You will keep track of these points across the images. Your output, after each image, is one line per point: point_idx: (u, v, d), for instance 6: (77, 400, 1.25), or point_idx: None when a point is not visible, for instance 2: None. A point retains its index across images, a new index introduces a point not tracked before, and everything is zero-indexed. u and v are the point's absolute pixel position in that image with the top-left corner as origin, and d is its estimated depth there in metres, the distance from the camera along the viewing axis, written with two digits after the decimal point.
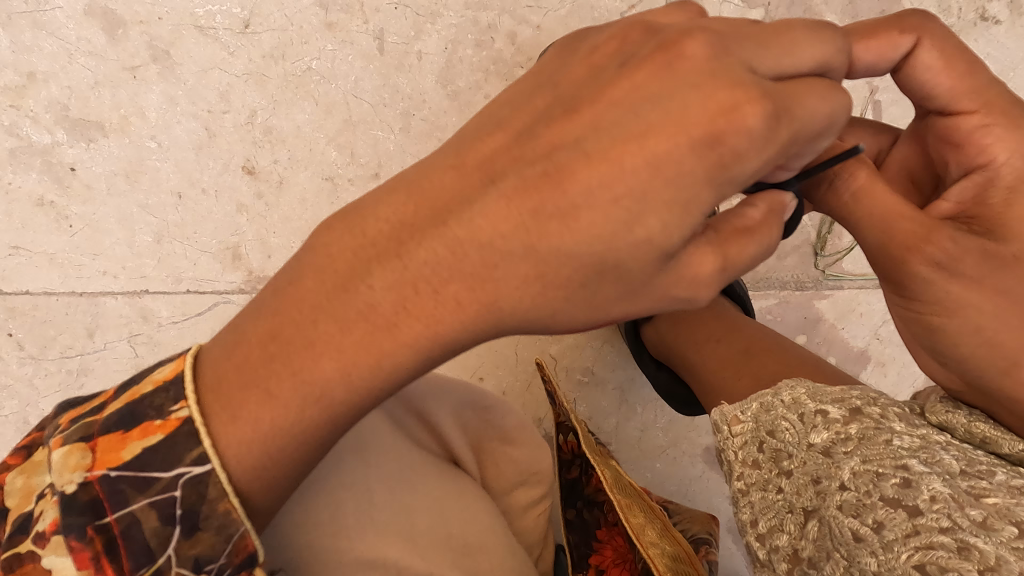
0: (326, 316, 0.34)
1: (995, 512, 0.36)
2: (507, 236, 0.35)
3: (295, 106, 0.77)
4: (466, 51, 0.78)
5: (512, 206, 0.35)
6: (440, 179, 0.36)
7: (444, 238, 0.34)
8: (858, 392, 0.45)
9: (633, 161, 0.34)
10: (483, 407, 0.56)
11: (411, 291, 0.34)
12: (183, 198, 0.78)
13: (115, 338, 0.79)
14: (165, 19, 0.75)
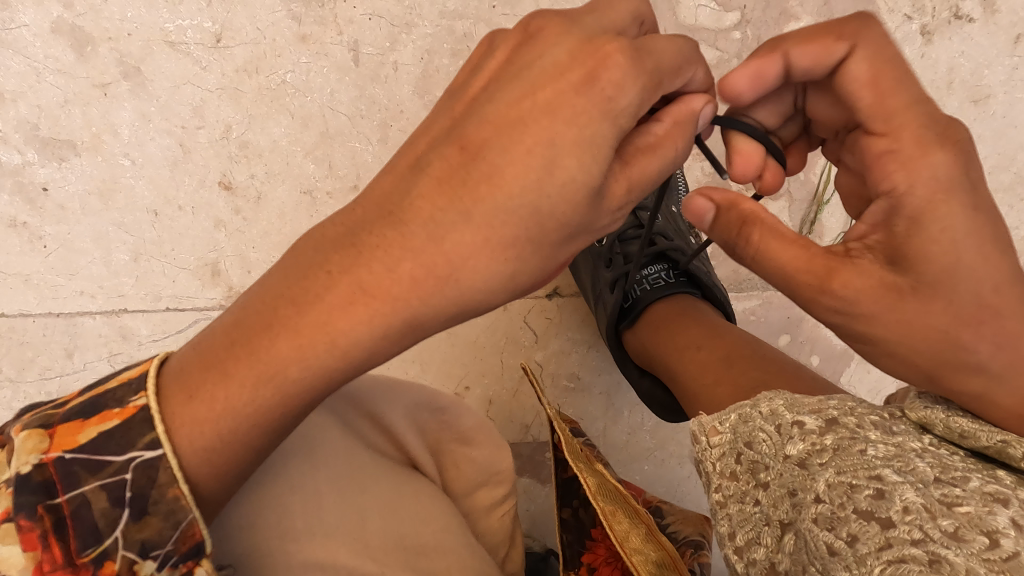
0: (284, 300, 0.33)
1: (971, 520, 0.33)
2: (444, 210, 0.35)
3: (271, 119, 0.77)
4: (442, 60, 0.77)
5: (442, 185, 0.35)
6: (380, 182, 0.37)
7: (393, 227, 0.34)
8: (840, 400, 0.42)
9: (535, 121, 0.35)
10: (438, 408, 0.53)
11: (362, 274, 0.33)
12: (159, 215, 0.77)
13: (95, 358, 0.77)
14: (134, 35, 0.74)
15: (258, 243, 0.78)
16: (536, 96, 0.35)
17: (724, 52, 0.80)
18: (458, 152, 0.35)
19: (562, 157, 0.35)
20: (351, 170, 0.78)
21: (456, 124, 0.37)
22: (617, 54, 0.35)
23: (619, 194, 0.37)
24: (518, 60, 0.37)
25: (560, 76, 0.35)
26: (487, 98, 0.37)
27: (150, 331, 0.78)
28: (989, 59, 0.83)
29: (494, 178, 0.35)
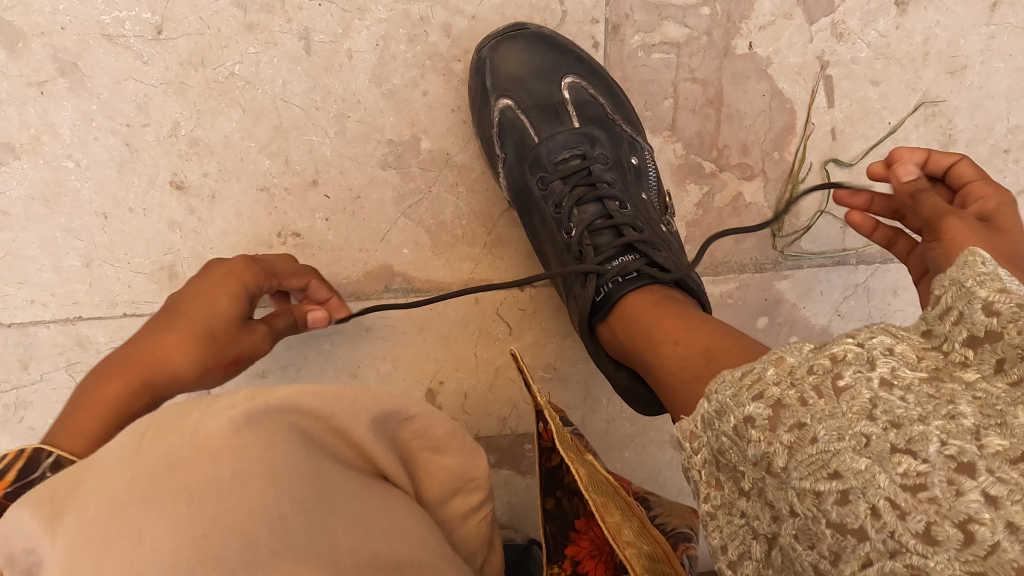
0: (87, 409, 0.48)
1: (941, 509, 0.30)
2: (129, 381, 0.50)
3: (221, 114, 0.73)
4: (398, 47, 0.74)
5: (123, 374, 0.51)
6: (163, 344, 0.53)
7: (165, 365, 0.53)
8: (782, 358, 0.38)
9: (221, 302, 0.57)
10: (406, 417, 0.46)
11: (148, 391, 0.51)
12: (109, 218, 0.74)
13: (52, 368, 0.77)
14: (69, 29, 0.70)
15: (215, 244, 0.75)
16: (190, 295, 0.57)
17: (693, 29, 0.77)
18: (120, 358, 0.52)
19: (195, 304, 0.56)
20: (309, 164, 0.75)
21: (161, 315, 0.57)
22: (255, 269, 0.60)
23: (260, 342, 0.59)
24: (197, 279, 0.59)
25: (239, 275, 0.59)
26: (184, 304, 0.56)
27: (107, 338, 0.77)
28: (965, 28, 0.80)
29: (218, 332, 0.55)
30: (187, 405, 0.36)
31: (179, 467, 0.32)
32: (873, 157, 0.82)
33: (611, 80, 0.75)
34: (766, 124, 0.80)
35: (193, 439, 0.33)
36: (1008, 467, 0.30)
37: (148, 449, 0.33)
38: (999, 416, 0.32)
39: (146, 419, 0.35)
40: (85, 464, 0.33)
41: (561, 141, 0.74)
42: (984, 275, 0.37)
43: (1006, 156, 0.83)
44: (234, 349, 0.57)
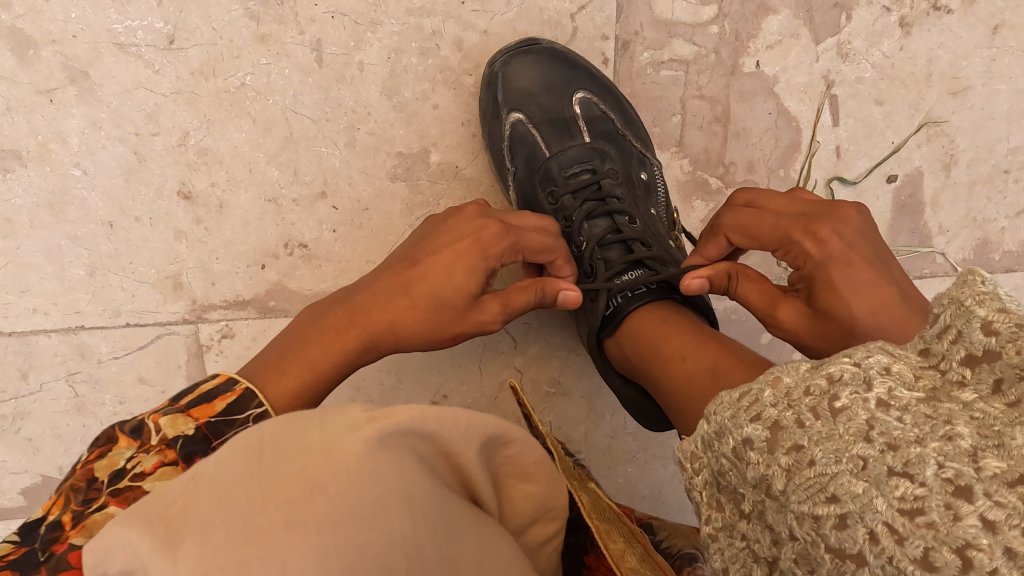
0: (310, 348, 0.53)
1: (938, 534, 0.29)
2: (350, 335, 0.55)
3: (231, 124, 0.73)
4: (410, 60, 0.74)
5: (353, 325, 0.55)
6: (375, 297, 0.57)
7: (373, 321, 0.56)
8: (777, 378, 0.37)
9: (436, 273, 0.57)
10: (505, 441, 0.41)
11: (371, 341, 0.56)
12: (115, 227, 0.74)
13: (53, 378, 0.76)
14: (80, 37, 0.70)
15: (222, 254, 0.75)
16: (419, 264, 0.58)
17: (702, 47, 0.78)
18: (354, 313, 0.56)
19: (436, 268, 0.57)
20: (318, 176, 0.75)
21: (393, 279, 0.58)
22: (500, 241, 0.58)
23: (493, 309, 0.59)
24: (423, 251, 0.59)
25: (475, 248, 0.57)
26: (410, 278, 0.57)
27: (110, 348, 0.76)
28: (967, 51, 0.81)
29: (433, 304, 0.57)
30: (301, 420, 0.33)
31: (317, 492, 0.29)
32: (877, 176, 0.83)
33: (621, 97, 0.76)
34: (773, 141, 0.81)
35: (324, 460, 0.30)
36: (1006, 490, 0.28)
37: (275, 472, 0.29)
38: (998, 436, 0.30)
39: (261, 433, 0.32)
40: (196, 481, 0.30)
41: (572, 155, 0.73)
42: (986, 292, 0.34)
43: (1006, 176, 0.84)
44: (460, 327, 0.59)
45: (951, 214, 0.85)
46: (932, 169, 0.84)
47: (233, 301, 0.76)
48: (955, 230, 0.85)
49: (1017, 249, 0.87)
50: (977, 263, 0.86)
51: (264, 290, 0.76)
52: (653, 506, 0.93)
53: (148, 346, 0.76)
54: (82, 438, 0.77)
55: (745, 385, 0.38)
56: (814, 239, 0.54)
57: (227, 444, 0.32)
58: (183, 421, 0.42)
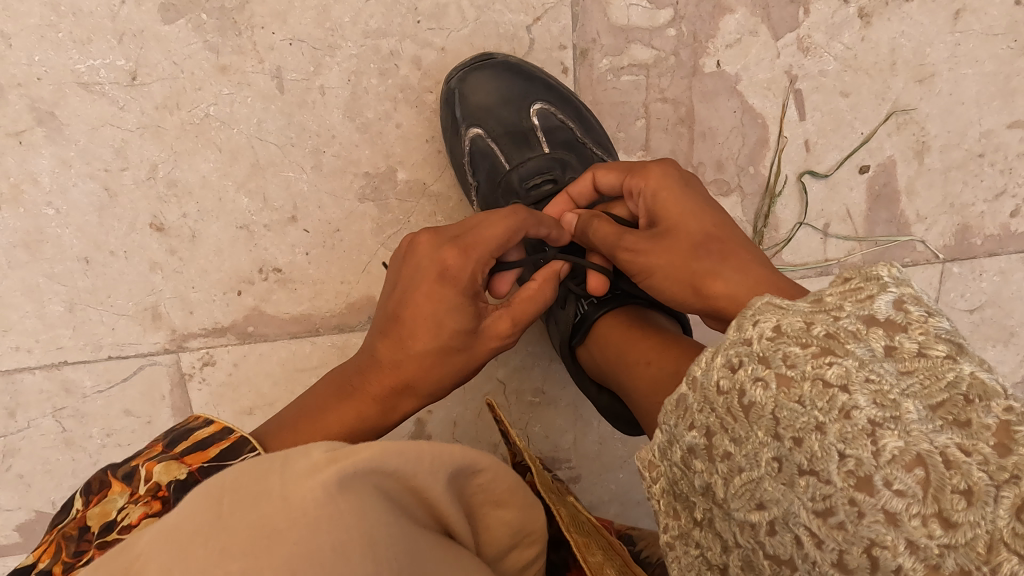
0: (317, 428, 0.50)
1: (848, 536, 0.29)
2: (364, 408, 0.53)
3: (198, 155, 0.74)
4: (370, 81, 0.75)
5: (365, 398, 0.53)
6: (380, 363, 0.55)
7: (384, 382, 0.54)
8: (694, 377, 0.37)
9: (438, 312, 0.55)
10: (473, 471, 0.41)
11: (382, 405, 0.54)
12: (91, 262, 0.75)
13: (39, 414, 0.77)
14: (45, 79, 0.71)
15: (197, 283, 0.76)
16: (411, 309, 0.55)
17: (661, 50, 0.78)
18: (362, 385, 0.54)
19: (428, 309, 0.54)
20: (287, 201, 0.76)
21: (394, 336, 0.55)
22: (474, 261, 0.55)
23: (503, 328, 0.58)
24: (411, 297, 0.55)
25: (458, 279, 0.55)
26: (409, 328, 0.55)
27: (94, 382, 0.77)
28: (929, 37, 0.81)
29: (440, 346, 0.55)
30: (262, 467, 0.34)
31: (276, 538, 0.29)
32: (849, 167, 0.83)
33: (580, 106, 0.76)
34: (739, 140, 0.81)
35: (284, 506, 0.31)
36: (904, 474, 0.28)
37: (236, 520, 0.30)
38: (894, 407, 0.30)
39: (224, 483, 0.32)
40: (158, 535, 0.30)
41: (532, 166, 0.73)
42: (896, 279, 0.36)
43: (981, 160, 0.84)
44: (466, 352, 0.56)
45: (927, 202, 0.84)
46: (904, 157, 0.83)
47: (212, 328, 0.77)
48: (933, 217, 0.84)
49: (999, 232, 0.86)
50: (959, 249, 0.86)
51: (241, 316, 0.77)
52: (647, 511, 0.92)
53: (131, 378, 0.77)
54: (71, 472, 0.78)
55: (678, 389, 0.38)
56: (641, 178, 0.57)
57: (190, 497, 0.32)
58: (175, 468, 0.43)
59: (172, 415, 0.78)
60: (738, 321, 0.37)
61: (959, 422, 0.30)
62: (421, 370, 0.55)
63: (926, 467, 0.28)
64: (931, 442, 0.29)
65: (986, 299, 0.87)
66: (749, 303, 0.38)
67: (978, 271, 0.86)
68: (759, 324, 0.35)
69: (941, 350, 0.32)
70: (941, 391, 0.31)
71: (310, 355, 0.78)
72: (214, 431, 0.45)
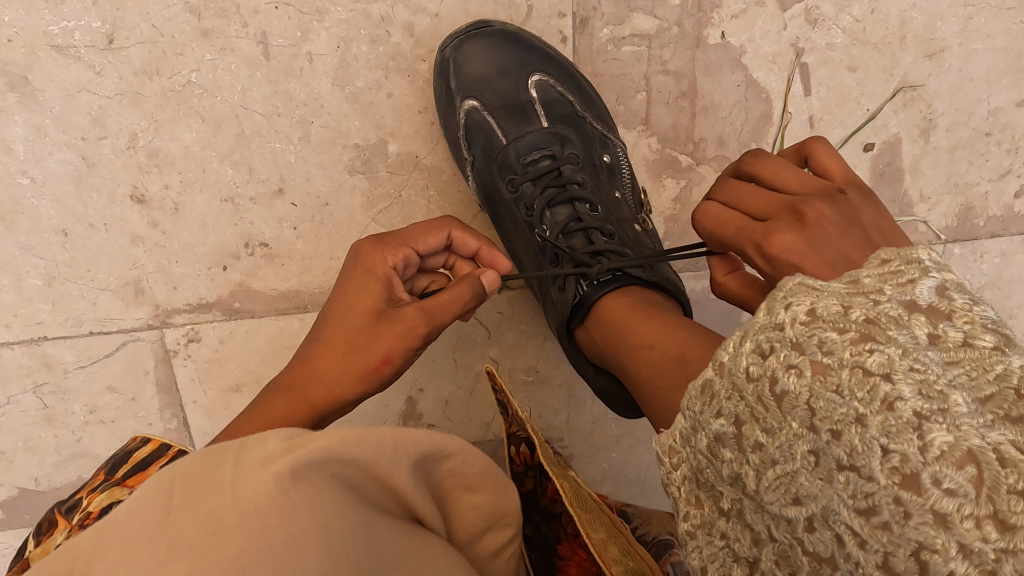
0: (257, 420, 0.48)
1: (894, 537, 0.28)
2: (289, 401, 0.50)
3: (180, 124, 0.71)
4: (360, 48, 0.72)
5: (292, 396, 0.51)
6: (309, 367, 0.53)
7: (309, 383, 0.52)
8: (721, 362, 0.35)
9: (350, 312, 0.54)
10: (443, 455, 0.39)
11: (306, 398, 0.51)
12: (69, 235, 0.72)
13: (19, 391, 0.75)
14: (16, 41, 0.68)
15: (181, 257, 0.74)
16: (333, 311, 0.55)
17: (664, 20, 0.76)
18: (291, 385, 0.52)
19: (345, 310, 0.55)
20: (274, 173, 0.73)
21: (321, 342, 0.54)
22: (386, 259, 0.56)
23: (416, 325, 0.53)
24: (335, 300, 0.56)
25: (371, 274, 0.55)
26: (333, 332, 0.54)
27: (75, 358, 0.75)
28: (940, 11, 0.78)
29: (359, 344, 0.53)
30: (215, 457, 0.32)
31: (224, 535, 0.28)
32: (853, 145, 0.81)
33: (579, 77, 0.73)
34: (742, 115, 0.79)
35: (232, 500, 0.29)
36: (955, 473, 0.28)
37: (182, 515, 0.28)
38: (941, 399, 0.29)
39: (173, 476, 0.30)
40: (103, 528, 0.28)
41: (529, 141, 0.71)
42: (937, 264, 0.35)
43: (988, 139, 0.82)
44: (379, 345, 0.52)
45: (932, 181, 0.82)
46: (910, 135, 0.81)
47: (197, 304, 0.75)
48: (937, 197, 0.83)
49: (1003, 213, 0.84)
50: (961, 231, 0.84)
51: (227, 292, 0.75)
52: (640, 490, 0.92)
53: (113, 354, 0.75)
54: (54, 449, 0.76)
55: (702, 374, 0.36)
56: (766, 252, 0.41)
57: (142, 488, 0.31)
58: (117, 491, 0.44)
59: (156, 393, 0.76)
60: (768, 303, 0.35)
61: (1010, 418, 0.29)
62: (348, 369, 0.52)
63: (978, 464, 0.28)
64: (982, 438, 0.28)
65: (986, 282, 0.86)
66: (779, 283, 0.36)
67: (979, 253, 0.85)
68: (792, 308, 0.34)
69: (987, 342, 0.32)
70: (990, 383, 0.30)
71: (298, 332, 0.76)
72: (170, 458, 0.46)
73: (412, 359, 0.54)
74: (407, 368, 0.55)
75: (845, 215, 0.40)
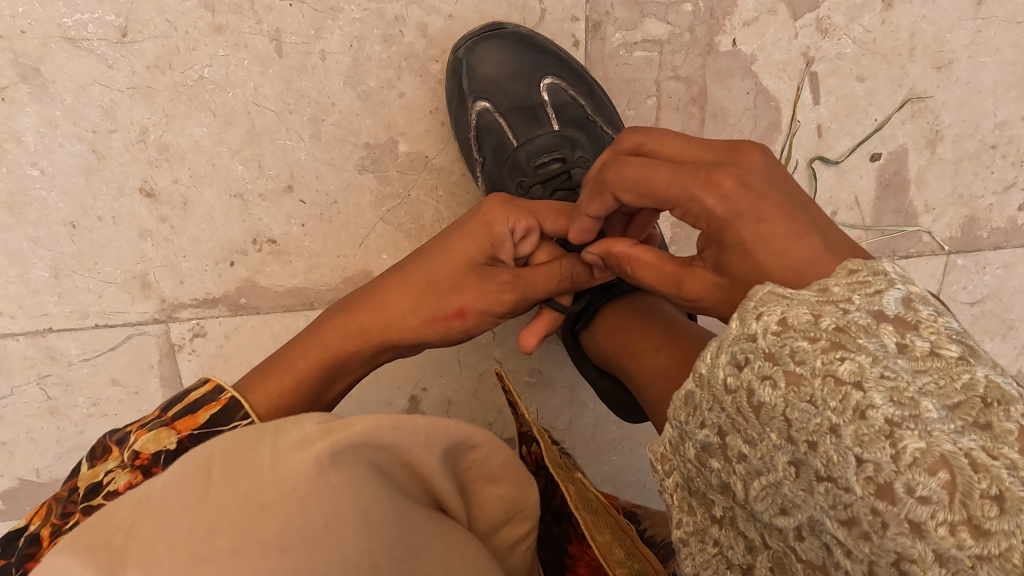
0: (308, 357, 0.53)
1: (875, 547, 0.28)
2: (350, 339, 0.55)
3: (191, 119, 0.71)
4: (373, 47, 0.72)
5: (355, 331, 0.55)
6: (383, 303, 0.56)
7: (375, 320, 0.56)
8: (700, 373, 0.35)
9: (452, 262, 0.56)
10: (469, 446, 0.40)
11: (365, 339, 0.55)
12: (77, 227, 0.72)
13: (24, 381, 0.75)
14: (29, 32, 0.68)
15: (188, 252, 0.74)
16: (438, 253, 0.57)
17: (676, 26, 0.76)
18: (359, 316, 0.56)
19: (443, 258, 0.57)
20: (284, 170, 0.73)
21: (411, 280, 0.57)
22: (502, 224, 0.56)
23: (502, 300, 0.56)
24: (442, 243, 0.58)
25: (483, 237, 0.56)
26: (425, 274, 0.57)
27: (80, 350, 0.75)
28: (950, 23, 0.79)
29: (442, 295, 0.56)
30: (251, 438, 0.32)
31: (266, 512, 0.28)
32: (860, 155, 0.81)
33: (591, 81, 0.74)
34: (751, 122, 0.79)
35: (273, 479, 0.29)
36: (927, 479, 0.27)
37: (224, 492, 0.29)
38: (912, 406, 0.29)
39: (209, 455, 0.31)
40: (141, 504, 0.29)
41: (540, 144, 0.71)
42: (901, 275, 0.35)
43: (993, 151, 0.82)
44: (458, 300, 0.56)
45: (937, 192, 0.83)
46: (916, 146, 0.81)
47: (203, 299, 0.75)
48: (942, 208, 0.83)
49: (1006, 226, 0.84)
50: (965, 242, 0.84)
51: (234, 287, 0.75)
52: (640, 493, 0.92)
53: (119, 347, 0.75)
54: (56, 440, 0.76)
55: (685, 385, 0.37)
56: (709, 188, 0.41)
57: (173, 467, 0.31)
58: (163, 434, 0.42)
59: (160, 386, 0.76)
60: (740, 313, 0.35)
61: (980, 425, 0.29)
62: (417, 313, 0.56)
63: (950, 470, 0.27)
64: (954, 443, 0.28)
65: (987, 293, 0.86)
66: (751, 291, 0.36)
67: (982, 265, 0.85)
68: (763, 319, 0.33)
69: (953, 351, 0.31)
70: (957, 392, 0.30)
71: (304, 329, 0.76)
72: (208, 392, 0.46)
73: (483, 326, 0.58)
74: (475, 329, 0.58)
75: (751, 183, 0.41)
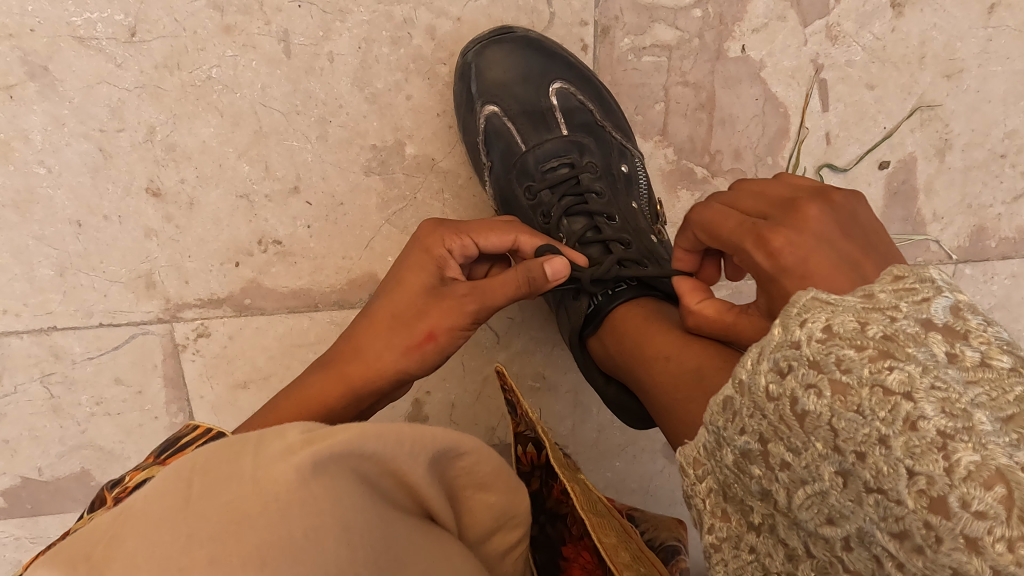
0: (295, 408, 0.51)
1: (928, 562, 0.27)
2: (331, 390, 0.52)
3: (198, 119, 0.71)
4: (381, 49, 0.72)
5: (331, 381, 0.53)
6: (355, 350, 0.55)
7: (349, 368, 0.54)
8: (740, 379, 0.35)
9: (401, 294, 0.57)
10: (458, 454, 0.39)
11: (344, 381, 0.53)
12: (83, 226, 0.72)
13: (27, 379, 0.75)
14: (38, 31, 0.68)
15: (193, 252, 0.73)
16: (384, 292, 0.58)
17: (685, 31, 0.76)
18: (337, 371, 0.53)
19: (392, 297, 0.57)
20: (290, 170, 0.73)
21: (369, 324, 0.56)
22: (453, 253, 0.58)
23: (466, 306, 0.55)
24: (385, 287, 0.58)
25: (423, 272, 0.57)
26: (385, 314, 0.56)
27: (84, 349, 0.74)
28: (960, 31, 0.79)
29: (408, 320, 0.56)
30: (235, 446, 0.32)
31: (247, 525, 0.28)
32: (869, 163, 0.80)
33: (599, 85, 0.73)
34: (759, 129, 0.79)
35: (254, 490, 0.29)
36: (982, 493, 0.26)
37: (204, 505, 0.28)
38: (965, 417, 0.28)
39: (193, 463, 0.30)
40: (123, 515, 0.28)
41: (549, 148, 0.71)
42: (949, 283, 0.35)
43: (1003, 160, 0.82)
44: (425, 321, 0.55)
45: (945, 201, 0.82)
46: (926, 154, 0.81)
47: (208, 299, 0.75)
48: (950, 217, 0.82)
49: (1014, 235, 0.84)
50: (973, 251, 0.84)
51: (238, 288, 0.75)
52: (643, 499, 0.92)
53: (122, 347, 0.75)
54: (59, 439, 0.76)
55: (724, 391, 0.36)
56: (767, 246, 0.41)
57: (161, 477, 0.30)
58: (153, 469, 0.44)
59: (163, 386, 0.76)
60: (782, 320, 0.35)
61: None
62: (391, 341, 0.55)
63: (1007, 484, 0.27)
64: (1009, 457, 0.27)
65: (995, 303, 0.86)
66: (793, 298, 0.36)
67: (990, 274, 0.85)
68: (808, 325, 0.33)
69: (1004, 362, 0.31)
70: (1011, 403, 0.29)
71: (308, 331, 0.76)
72: (193, 433, 0.47)
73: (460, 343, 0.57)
74: (452, 347, 0.57)
75: (839, 220, 0.42)
